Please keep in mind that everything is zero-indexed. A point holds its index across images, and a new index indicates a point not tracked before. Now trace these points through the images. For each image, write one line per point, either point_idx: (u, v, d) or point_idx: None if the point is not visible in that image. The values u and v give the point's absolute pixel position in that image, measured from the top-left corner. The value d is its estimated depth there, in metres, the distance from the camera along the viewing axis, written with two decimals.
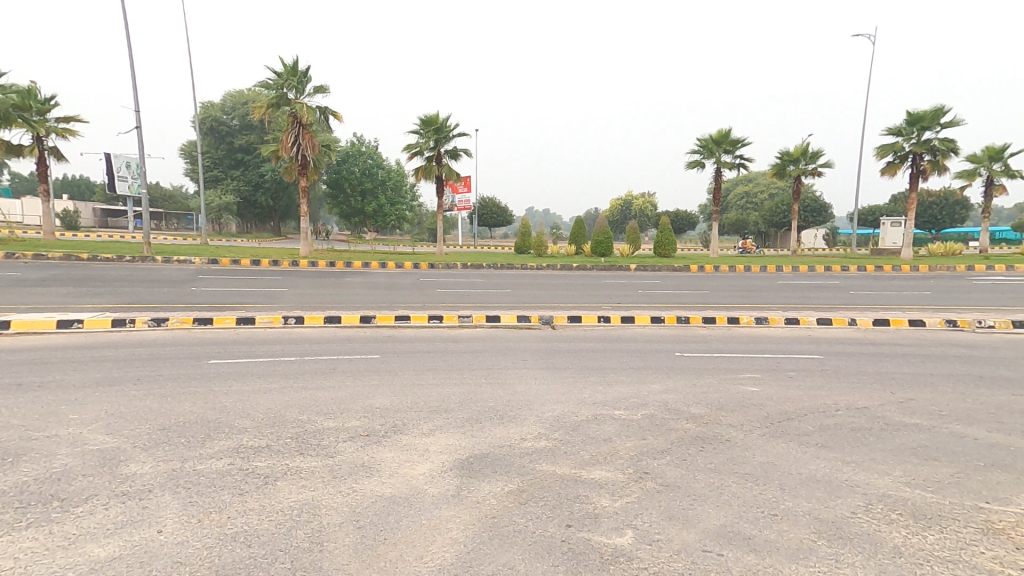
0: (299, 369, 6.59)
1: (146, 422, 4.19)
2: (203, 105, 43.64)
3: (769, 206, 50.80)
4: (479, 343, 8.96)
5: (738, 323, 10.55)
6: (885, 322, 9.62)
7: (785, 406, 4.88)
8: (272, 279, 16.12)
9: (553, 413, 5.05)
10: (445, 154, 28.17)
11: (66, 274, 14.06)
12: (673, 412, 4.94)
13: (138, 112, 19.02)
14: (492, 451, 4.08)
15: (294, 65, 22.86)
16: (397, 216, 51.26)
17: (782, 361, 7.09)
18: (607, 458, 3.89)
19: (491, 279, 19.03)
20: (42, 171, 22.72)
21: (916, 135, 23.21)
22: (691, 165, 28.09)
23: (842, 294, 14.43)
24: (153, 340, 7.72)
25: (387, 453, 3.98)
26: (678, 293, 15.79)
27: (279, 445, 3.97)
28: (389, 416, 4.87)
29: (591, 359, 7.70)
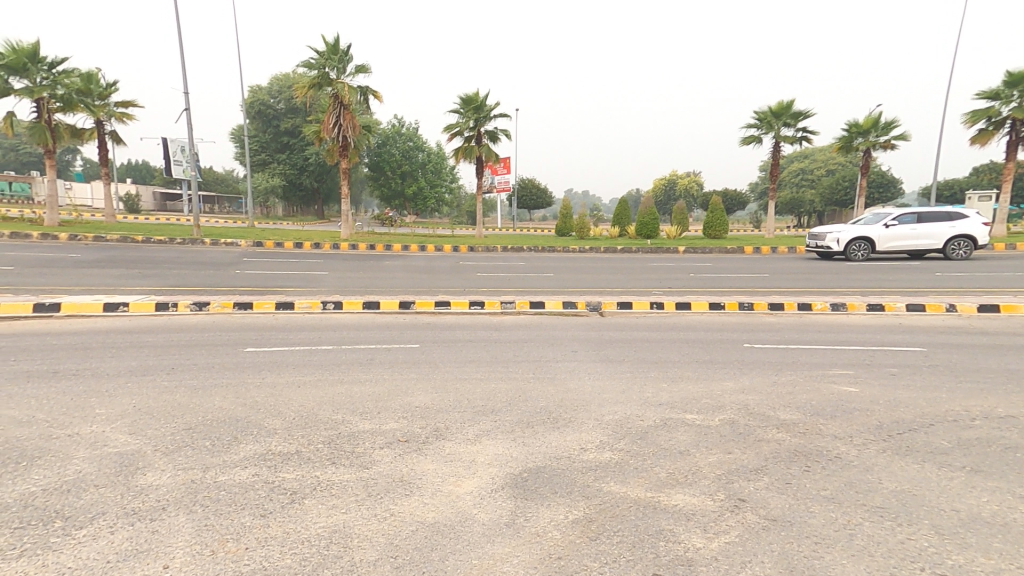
0: (337, 361, 6.22)
1: (172, 420, 3.85)
2: (251, 89, 44.67)
3: (828, 183, 47.69)
4: (524, 331, 8.41)
5: (810, 310, 9.49)
6: (993, 309, 8.50)
7: (900, 413, 4.06)
8: (315, 263, 16.11)
9: (614, 416, 4.42)
10: (485, 134, 27.48)
11: (120, 256, 14.45)
12: (757, 418, 4.19)
13: (188, 95, 19.30)
14: (549, 465, 3.51)
15: (335, 44, 22.61)
16: (437, 199, 51.31)
17: (876, 355, 6.15)
18: (689, 478, 3.23)
19: (533, 261, 18.43)
20: (103, 154, 23.61)
21: (1018, 98, 20.61)
22: (747, 140, 26.30)
23: (925, 276, 12.98)
24: (193, 325, 7.57)
25: (429, 465, 3.50)
26: (735, 276, 14.68)
27: (309, 451, 3.54)
28: (431, 418, 4.38)
29: (647, 350, 6.99)
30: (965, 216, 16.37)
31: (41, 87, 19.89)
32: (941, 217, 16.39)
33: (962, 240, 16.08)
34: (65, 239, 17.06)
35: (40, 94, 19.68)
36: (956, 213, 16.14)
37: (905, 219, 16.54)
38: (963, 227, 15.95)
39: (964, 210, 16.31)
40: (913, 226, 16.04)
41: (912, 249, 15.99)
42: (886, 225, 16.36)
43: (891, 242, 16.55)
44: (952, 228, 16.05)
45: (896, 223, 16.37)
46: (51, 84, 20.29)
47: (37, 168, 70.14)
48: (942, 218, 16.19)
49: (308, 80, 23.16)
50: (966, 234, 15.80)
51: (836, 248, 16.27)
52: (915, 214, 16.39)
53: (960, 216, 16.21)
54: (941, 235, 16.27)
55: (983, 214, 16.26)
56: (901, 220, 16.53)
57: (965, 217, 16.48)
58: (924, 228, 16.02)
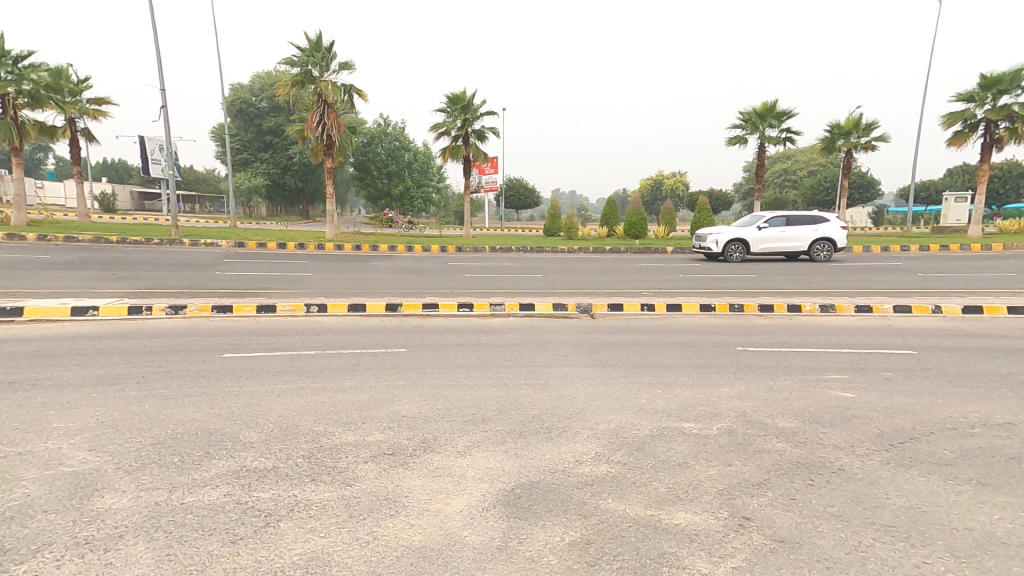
0: (320, 367, 5.99)
1: (138, 434, 3.59)
2: (232, 87, 43.85)
3: (810, 184, 48.44)
4: (514, 334, 8.24)
5: (800, 311, 9.47)
6: (977, 309, 8.53)
7: (900, 420, 3.97)
8: (298, 264, 15.75)
9: (609, 426, 4.26)
10: (472, 133, 27.25)
11: (92, 257, 13.96)
12: (756, 426, 4.07)
13: (165, 91, 18.77)
14: (543, 480, 3.32)
15: (317, 41, 22.20)
16: (424, 198, 50.92)
17: (869, 358, 6.10)
18: (690, 493, 3.08)
19: (521, 262, 18.28)
20: (76, 152, 22.87)
21: (991, 100, 20.99)
22: (732, 141, 26.47)
23: (910, 277, 13.11)
24: (168, 330, 7.25)
25: (416, 480, 3.29)
26: (723, 277, 14.69)
27: (287, 467, 3.31)
28: (418, 428, 4.18)
29: (639, 354, 6.87)
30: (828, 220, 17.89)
31: (7, 81, 19.12)
32: (807, 220, 17.85)
33: (824, 242, 17.57)
34: (35, 239, 16.45)
35: (6, 90, 18.93)
36: (818, 217, 17.61)
37: (776, 222, 17.91)
38: (825, 230, 17.42)
39: (827, 214, 17.83)
40: (780, 229, 17.40)
41: (780, 251, 17.40)
42: (758, 228, 17.66)
43: (763, 245, 17.89)
44: (815, 231, 17.50)
45: (767, 226, 17.72)
46: (18, 79, 19.54)
47: (5, 165, 67.86)
48: (807, 223, 17.73)
49: (290, 78, 22.72)
50: (826, 237, 17.30)
51: (716, 250, 17.31)
52: (785, 218, 17.76)
53: (823, 220, 17.70)
54: (807, 237, 17.74)
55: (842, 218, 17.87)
56: (772, 223, 17.89)
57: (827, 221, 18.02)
58: (791, 231, 17.41)
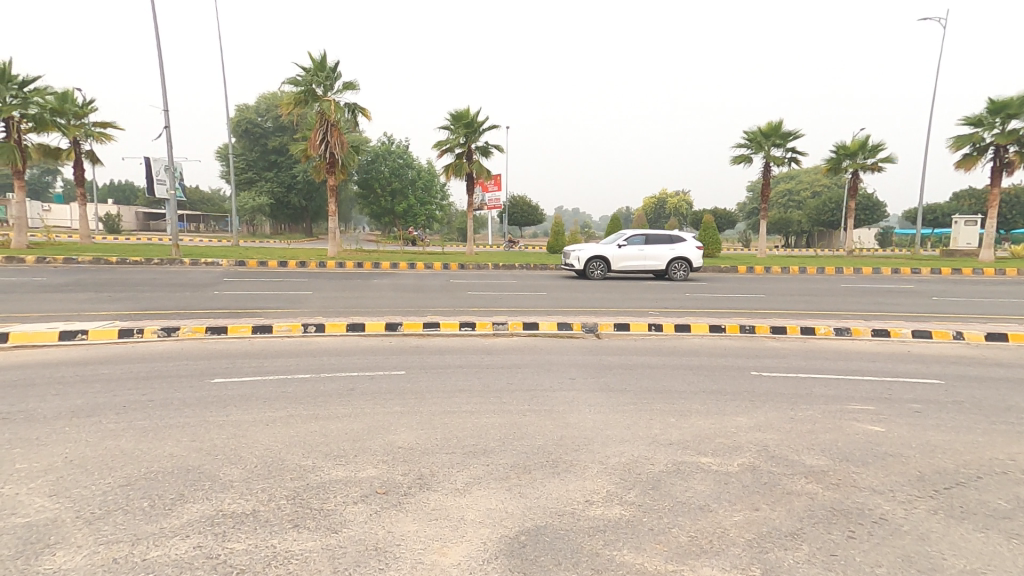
0: (313, 392, 5.69)
1: (107, 474, 3.31)
2: (238, 108, 44.43)
3: (814, 204, 48.33)
4: (517, 356, 7.94)
5: (814, 334, 9.15)
6: (1002, 337, 8.24)
7: (941, 461, 3.64)
8: (299, 282, 15.58)
9: (621, 459, 3.93)
10: (475, 151, 27.32)
11: (90, 277, 13.82)
12: (782, 462, 3.75)
13: (169, 111, 18.88)
14: (549, 524, 3.00)
15: (322, 61, 22.40)
16: (428, 216, 51.10)
17: (894, 386, 5.78)
18: (714, 545, 2.76)
19: (524, 280, 18.05)
20: (79, 173, 22.97)
21: (999, 126, 20.90)
22: (737, 160, 26.43)
23: (924, 300, 12.80)
24: (157, 354, 6.99)
25: (410, 525, 2.98)
26: (731, 298, 14.40)
27: (268, 511, 3.00)
28: (414, 461, 3.87)
29: (648, 378, 6.56)
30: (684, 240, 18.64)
31: (12, 105, 19.25)
32: (664, 240, 18.47)
33: (680, 261, 18.30)
34: (34, 259, 16.34)
35: (10, 113, 19.04)
36: (675, 237, 18.25)
37: (635, 241, 18.38)
38: (680, 249, 18.11)
39: (684, 234, 18.53)
40: (639, 247, 17.90)
41: (640, 269, 17.88)
42: (619, 246, 18.05)
43: (623, 263, 18.28)
44: (672, 250, 18.18)
45: (628, 244, 18.15)
46: (23, 103, 19.69)
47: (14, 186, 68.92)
48: (665, 242, 18.24)
49: (294, 97, 22.88)
50: (681, 256, 18.02)
51: (575, 267, 17.61)
52: (644, 237, 18.30)
53: (680, 239, 18.42)
54: (664, 255, 18.36)
55: (696, 238, 18.65)
56: (632, 242, 18.39)
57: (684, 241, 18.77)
58: (649, 250, 17.94)
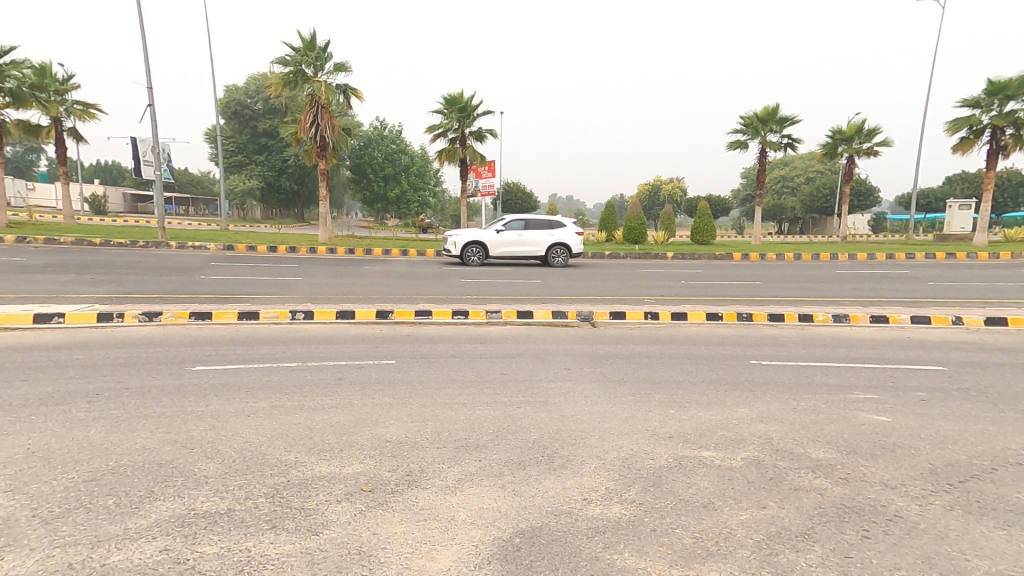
0: (299, 382, 5.47)
1: (71, 468, 3.10)
2: (227, 89, 43.43)
3: (808, 190, 48.29)
4: (511, 345, 7.75)
5: (812, 321, 9.03)
6: (1001, 322, 8.16)
7: (953, 453, 3.50)
8: (288, 267, 15.26)
9: (620, 454, 3.76)
10: (469, 136, 26.86)
11: (72, 260, 13.42)
12: (788, 456, 3.60)
13: (152, 89, 18.30)
14: (545, 525, 2.83)
15: (312, 40, 21.78)
16: (421, 202, 50.57)
17: (897, 373, 5.66)
18: (721, 546, 2.60)
19: (519, 267, 17.82)
20: (60, 152, 22.27)
21: (997, 106, 20.79)
22: (733, 145, 26.19)
23: (920, 285, 12.75)
24: (136, 339, 6.73)
25: (397, 526, 2.79)
26: (727, 284, 14.27)
27: (244, 511, 2.80)
28: (403, 457, 3.68)
29: (646, 368, 6.40)
30: (565, 225, 18.41)
31: None
32: (544, 225, 18.23)
33: (560, 247, 18.05)
34: (13, 241, 15.86)
35: None
36: (555, 222, 18.04)
37: (515, 226, 18.10)
38: (560, 235, 17.87)
39: (564, 219, 18.26)
40: (517, 232, 17.62)
41: (517, 255, 17.60)
42: (496, 231, 17.75)
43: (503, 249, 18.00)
44: (551, 236, 17.94)
45: (506, 229, 17.87)
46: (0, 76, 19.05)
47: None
48: (544, 227, 17.98)
49: (283, 78, 22.28)
50: (560, 242, 17.76)
51: (451, 252, 17.37)
52: (523, 222, 18.03)
53: (560, 225, 18.15)
54: (545, 241, 18.13)
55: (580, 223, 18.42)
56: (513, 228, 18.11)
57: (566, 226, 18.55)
58: (526, 235, 17.68)
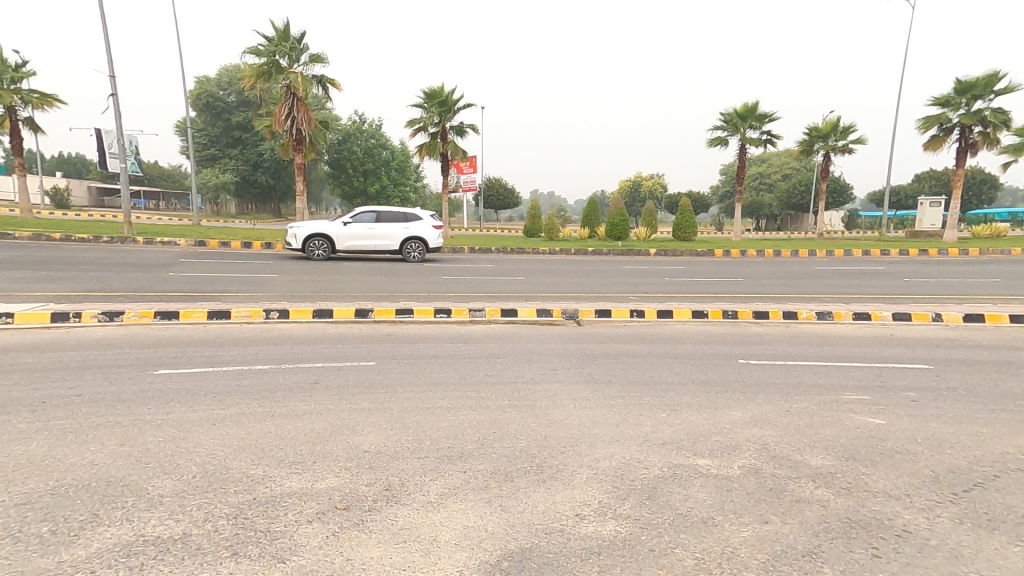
0: (272, 385, 5.16)
1: (4, 491, 2.78)
2: (197, 80, 42.02)
3: (785, 187, 49.13)
4: (496, 345, 7.53)
5: (796, 319, 9.02)
6: (979, 318, 8.25)
7: (953, 459, 3.41)
8: (263, 264, 14.75)
9: (612, 464, 3.57)
10: (450, 131, 26.45)
11: (29, 255, 12.70)
12: (786, 463, 3.46)
13: (114, 77, 17.47)
14: (535, 546, 2.62)
15: (286, 30, 21.09)
16: (401, 197, 49.85)
17: (885, 372, 5.61)
18: (725, 568, 2.42)
19: (502, 264, 17.60)
20: (16, 142, 21.16)
21: (965, 105, 21.29)
22: (713, 142, 26.34)
23: (896, 281, 12.94)
24: (94, 341, 6.31)
25: (374, 551, 2.55)
26: (709, 281, 14.28)
27: (202, 537, 2.52)
28: (382, 469, 3.42)
29: (634, 368, 6.25)
30: (422, 217, 17.24)
31: None
32: (400, 218, 16.98)
33: (415, 241, 16.86)
34: None
35: None
36: (409, 215, 16.82)
37: (366, 218, 16.73)
38: (415, 229, 16.68)
39: (422, 212, 17.09)
40: (366, 226, 16.27)
41: (365, 249, 16.32)
42: (344, 223, 16.32)
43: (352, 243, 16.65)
44: (405, 230, 16.73)
45: (354, 222, 16.47)
46: None
47: None
48: (398, 220, 16.74)
49: (256, 68, 21.52)
50: (413, 236, 16.56)
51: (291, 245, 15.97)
52: (375, 214, 16.65)
53: (416, 217, 16.96)
54: (399, 235, 16.89)
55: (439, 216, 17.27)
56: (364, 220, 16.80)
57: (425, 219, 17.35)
58: (377, 229, 16.36)
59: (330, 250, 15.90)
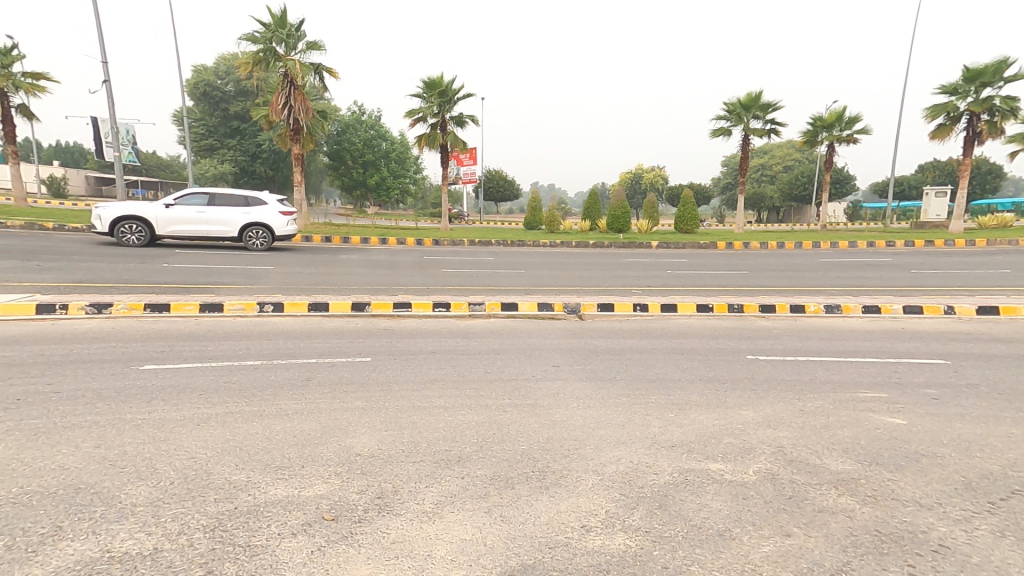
0: (262, 383, 4.94)
1: None
2: (195, 69, 41.57)
3: (787, 178, 48.75)
4: (495, 340, 7.31)
5: (803, 312, 8.78)
6: (993, 311, 8.01)
7: (986, 464, 3.18)
8: (259, 256, 14.50)
9: (619, 469, 3.35)
10: (450, 121, 26.08)
11: (20, 245, 12.48)
12: (806, 467, 3.24)
13: (106, 63, 17.16)
14: (539, 562, 2.42)
15: (283, 16, 20.69)
16: (401, 189, 49.47)
17: (901, 368, 5.38)
18: None
19: (502, 256, 17.36)
20: (9, 130, 20.85)
21: (973, 93, 20.94)
22: (716, 132, 25.99)
23: (904, 273, 12.70)
24: (79, 334, 6.09)
25: (363, 568, 2.34)
26: (713, 274, 14.04)
27: (175, 554, 2.31)
28: (374, 474, 3.21)
29: (639, 365, 6.03)
30: (269, 201, 15.18)
31: None
32: (238, 202, 14.86)
33: (257, 228, 14.80)
34: None
35: None
36: (250, 199, 14.73)
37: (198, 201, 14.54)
38: (257, 215, 14.59)
39: (264, 194, 15.05)
40: (191, 209, 14.11)
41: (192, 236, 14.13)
42: (167, 206, 14.09)
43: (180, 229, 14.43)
44: (245, 216, 14.64)
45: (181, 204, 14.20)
46: None
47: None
48: (236, 204, 14.61)
49: (252, 56, 21.15)
50: (252, 222, 14.48)
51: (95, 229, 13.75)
52: (208, 197, 14.47)
53: (260, 202, 14.91)
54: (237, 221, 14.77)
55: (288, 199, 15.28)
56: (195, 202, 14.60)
57: (271, 204, 15.24)
58: (207, 213, 14.19)
59: (147, 236, 13.70)
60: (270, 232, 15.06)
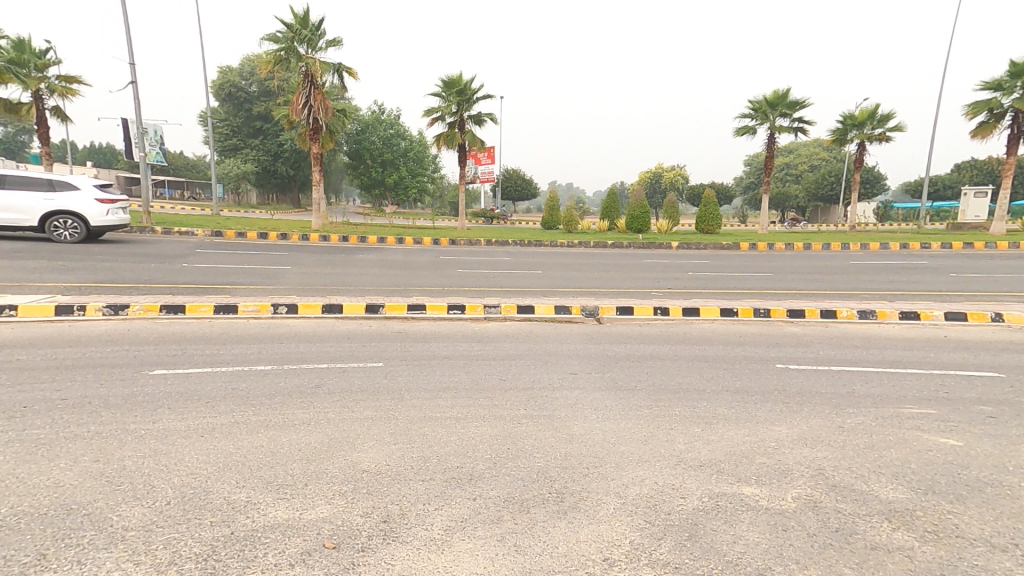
0: (271, 389, 4.81)
1: None
2: (220, 70, 42.26)
3: (813, 177, 47.50)
4: (511, 344, 7.09)
5: (835, 318, 8.36)
6: None
7: None
8: (277, 255, 14.55)
9: (642, 491, 3.10)
10: (468, 120, 25.94)
11: (47, 244, 12.73)
12: (852, 493, 2.94)
13: (133, 65, 17.46)
14: None
15: (304, 17, 20.80)
16: (419, 189, 49.64)
17: (948, 381, 4.99)
18: None
19: (519, 257, 17.16)
20: (43, 131, 21.43)
21: (1020, 89, 19.95)
22: (741, 131, 25.34)
23: (942, 277, 12.10)
24: (93, 336, 6.07)
25: None
26: (737, 276, 13.60)
27: None
28: (381, 494, 3.02)
29: (661, 373, 5.75)
30: (80, 185, 13.00)
31: None
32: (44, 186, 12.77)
33: (61, 217, 12.76)
34: None
35: None
36: (54, 182, 12.62)
37: None
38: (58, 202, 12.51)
39: (76, 178, 12.93)
40: None
41: None
42: None
43: None
44: (47, 202, 12.56)
45: None
46: None
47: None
48: (35, 188, 12.52)
49: (274, 56, 21.29)
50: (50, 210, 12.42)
51: None
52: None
53: (67, 186, 12.76)
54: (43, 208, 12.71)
55: (110, 184, 13.28)
56: None
57: (86, 188, 13.11)
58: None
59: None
60: (84, 223, 13.04)
